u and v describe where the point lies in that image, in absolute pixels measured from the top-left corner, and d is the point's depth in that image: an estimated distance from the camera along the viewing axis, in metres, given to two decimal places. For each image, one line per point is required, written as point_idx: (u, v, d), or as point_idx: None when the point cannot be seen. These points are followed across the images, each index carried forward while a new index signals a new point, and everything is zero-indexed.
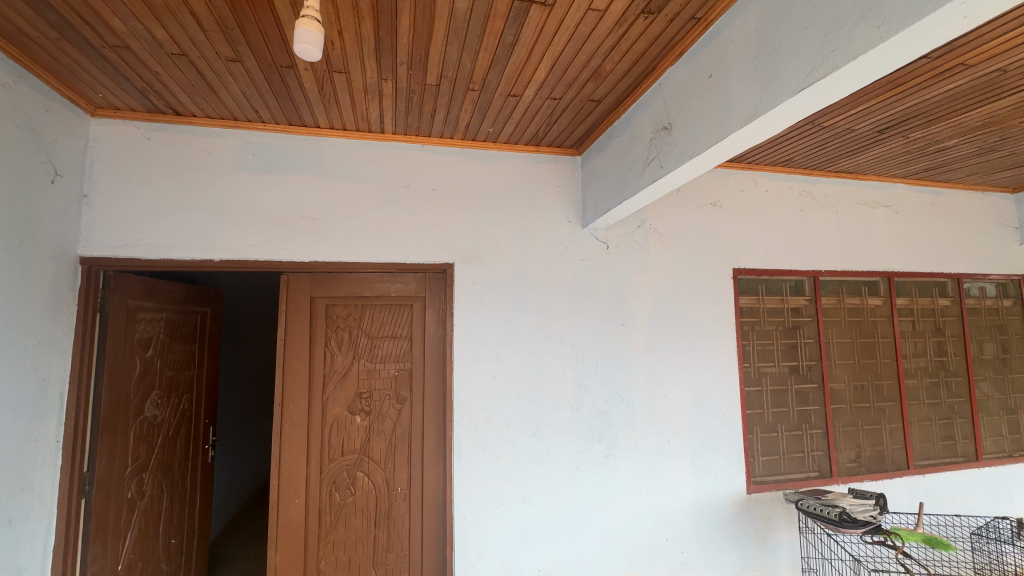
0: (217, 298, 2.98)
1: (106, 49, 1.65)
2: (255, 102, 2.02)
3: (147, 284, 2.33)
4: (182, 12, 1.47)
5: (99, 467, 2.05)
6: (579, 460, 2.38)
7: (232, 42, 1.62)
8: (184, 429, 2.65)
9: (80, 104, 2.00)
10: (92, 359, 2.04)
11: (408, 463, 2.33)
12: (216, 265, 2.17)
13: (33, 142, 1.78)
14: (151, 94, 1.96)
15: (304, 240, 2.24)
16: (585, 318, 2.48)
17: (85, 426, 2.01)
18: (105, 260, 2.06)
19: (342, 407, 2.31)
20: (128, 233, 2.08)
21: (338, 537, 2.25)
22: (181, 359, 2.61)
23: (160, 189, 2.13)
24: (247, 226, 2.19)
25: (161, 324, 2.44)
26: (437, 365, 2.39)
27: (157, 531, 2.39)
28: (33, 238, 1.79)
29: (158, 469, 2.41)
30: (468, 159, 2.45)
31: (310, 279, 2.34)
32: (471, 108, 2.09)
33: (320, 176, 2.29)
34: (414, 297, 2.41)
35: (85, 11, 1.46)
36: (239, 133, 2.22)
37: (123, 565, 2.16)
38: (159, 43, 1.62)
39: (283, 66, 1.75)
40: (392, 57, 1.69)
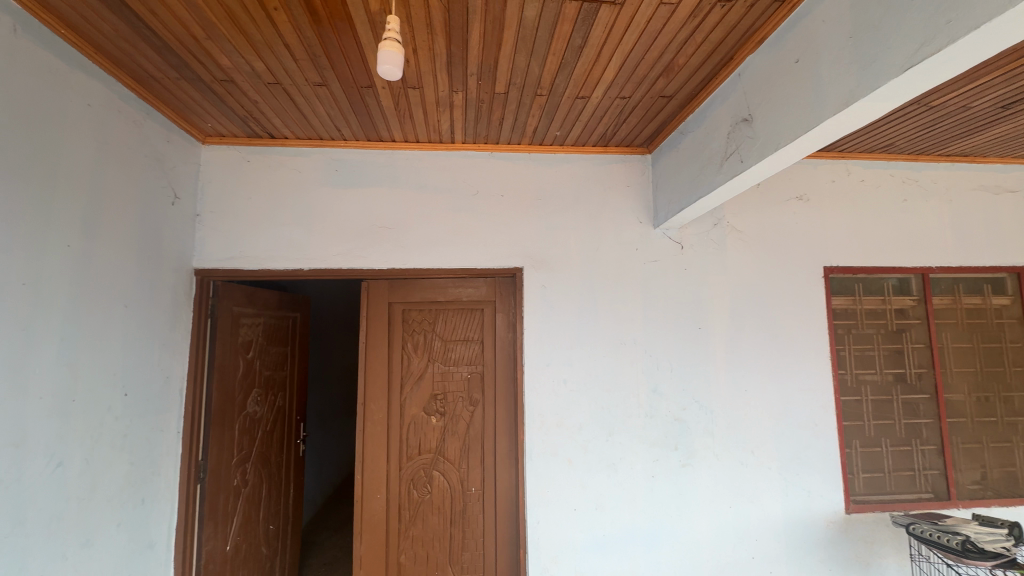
0: (306, 304, 3.23)
1: (215, 84, 1.86)
2: (338, 121, 2.17)
3: (248, 292, 2.58)
4: (277, 45, 1.61)
5: (211, 456, 2.29)
6: (654, 469, 2.30)
7: (319, 69, 1.75)
8: (280, 425, 2.89)
9: (193, 133, 2.26)
10: (204, 360, 2.29)
11: (482, 464, 2.38)
12: (306, 274, 2.35)
13: (156, 170, 2.03)
14: (250, 121, 2.17)
15: (382, 249, 2.36)
16: (659, 322, 2.40)
17: (200, 420, 2.26)
18: (214, 271, 2.31)
19: (419, 408, 2.40)
20: (232, 247, 2.32)
21: (417, 533, 2.34)
22: (277, 360, 2.86)
23: (258, 206, 2.35)
24: (332, 237, 2.36)
25: (260, 328, 2.69)
26: (508, 369, 2.42)
27: (258, 516, 2.63)
28: (157, 254, 2.04)
29: (258, 460, 2.65)
30: (536, 164, 2.47)
31: (388, 285, 2.47)
32: (538, 113, 2.10)
33: (396, 188, 2.41)
34: (485, 301, 2.46)
35: (199, 52, 1.66)
36: (324, 151, 2.40)
37: (231, 545, 2.40)
38: (258, 75, 1.79)
39: (363, 86, 1.87)
40: (463, 69, 1.74)
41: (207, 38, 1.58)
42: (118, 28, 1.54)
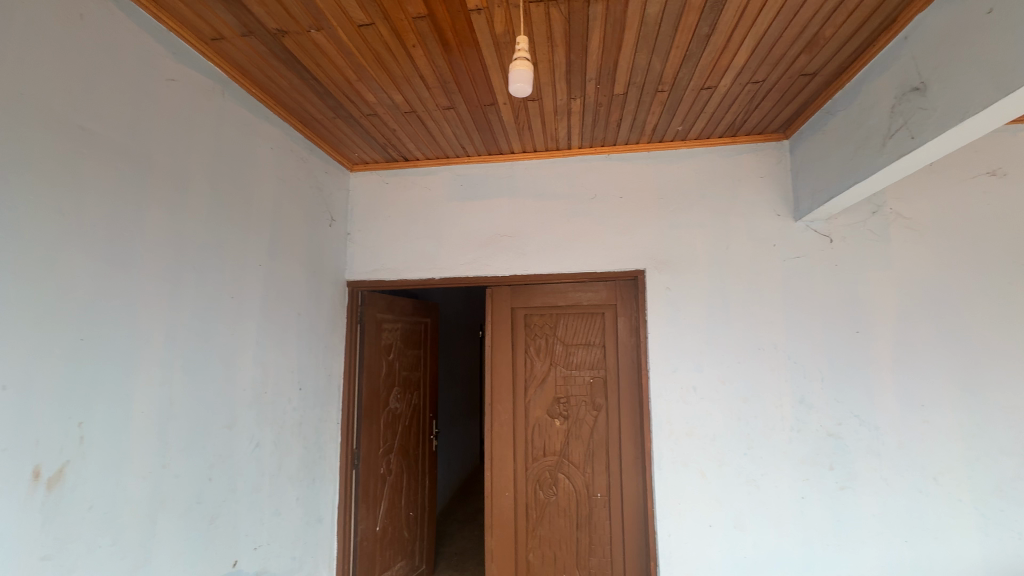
0: (435, 310, 3.50)
1: (363, 118, 2.12)
2: (463, 139, 2.33)
3: (388, 300, 2.88)
4: (413, 78, 1.79)
5: (363, 446, 2.60)
6: (804, 489, 2.06)
7: (449, 94, 1.91)
8: (416, 421, 3.17)
9: (344, 163, 2.60)
10: (356, 360, 2.61)
11: (607, 470, 2.35)
12: (437, 282, 2.56)
13: (318, 197, 2.38)
14: (389, 147, 2.43)
15: (505, 256, 2.47)
16: (805, 325, 2.15)
17: (354, 413, 2.57)
18: (362, 282, 2.62)
19: (543, 410, 2.45)
20: (376, 260, 2.61)
21: (544, 533, 2.38)
22: (412, 361, 3.14)
23: (396, 222, 2.61)
24: (459, 247, 2.53)
25: (398, 332, 2.98)
26: (632, 373, 2.36)
27: (400, 503, 2.90)
28: (320, 269, 2.38)
29: (400, 452, 2.94)
30: (656, 162, 2.39)
31: (510, 290, 2.56)
32: (659, 110, 2.03)
33: (516, 197, 2.51)
34: (606, 305, 2.44)
35: (351, 93, 1.91)
36: (451, 168, 2.59)
37: (380, 527, 2.69)
38: (397, 106, 2.01)
39: (486, 104, 1.99)
40: (582, 76, 1.76)
41: (357, 80, 1.81)
42: (292, 81, 1.83)
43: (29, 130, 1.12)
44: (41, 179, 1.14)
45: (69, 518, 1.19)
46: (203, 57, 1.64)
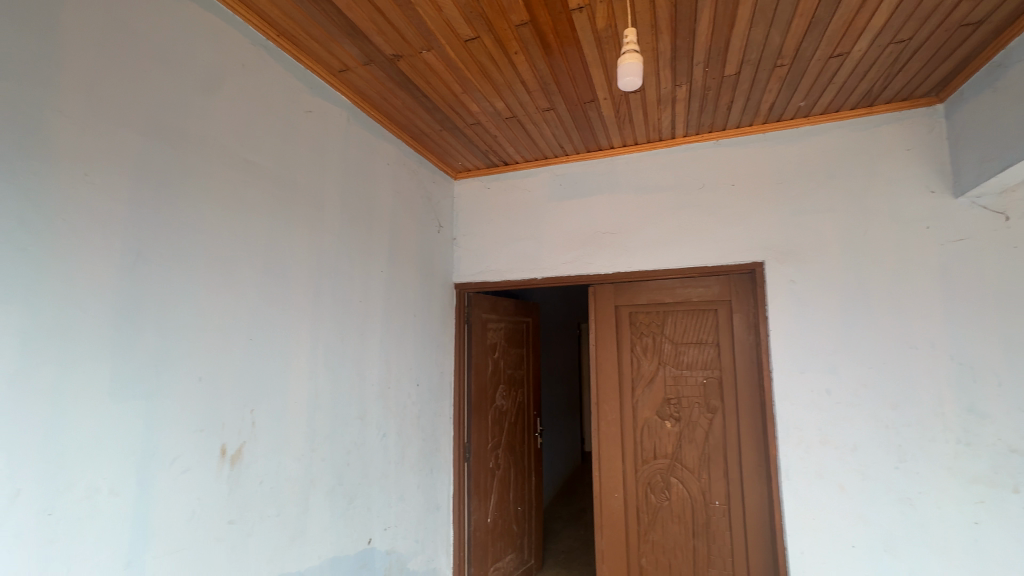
0: (536, 309, 3.56)
1: (466, 128, 2.22)
2: (562, 139, 2.35)
3: (492, 300, 2.98)
4: (515, 84, 1.84)
5: (474, 440, 2.72)
6: (977, 513, 1.76)
7: (549, 95, 1.93)
8: (521, 418, 3.25)
9: (449, 172, 2.75)
10: (465, 359, 2.74)
11: (726, 477, 2.21)
12: (540, 282, 2.59)
13: (428, 206, 2.54)
14: (491, 153, 2.53)
15: (607, 254, 2.43)
16: (973, 320, 1.83)
17: (464, 409, 2.71)
18: (468, 284, 2.74)
19: (652, 411, 2.37)
20: (481, 262, 2.72)
21: (657, 539, 2.30)
22: (516, 359, 3.22)
23: (499, 225, 2.70)
24: (561, 247, 2.54)
25: (502, 331, 3.08)
26: (751, 374, 2.19)
27: (509, 497, 2.99)
28: (432, 273, 2.54)
29: (507, 447, 3.03)
30: (773, 144, 2.19)
31: (614, 288, 2.52)
32: (777, 87, 1.86)
33: (617, 193, 2.46)
34: (719, 301, 2.29)
35: (456, 104, 2.01)
36: (550, 169, 2.62)
37: (491, 519, 2.79)
38: (498, 113, 2.08)
39: (586, 101, 1.98)
40: (689, 60, 1.68)
41: (462, 92, 1.91)
42: (404, 100, 1.98)
43: (209, 165, 1.35)
44: (219, 205, 1.37)
45: (247, 490, 1.41)
46: (331, 87, 1.84)
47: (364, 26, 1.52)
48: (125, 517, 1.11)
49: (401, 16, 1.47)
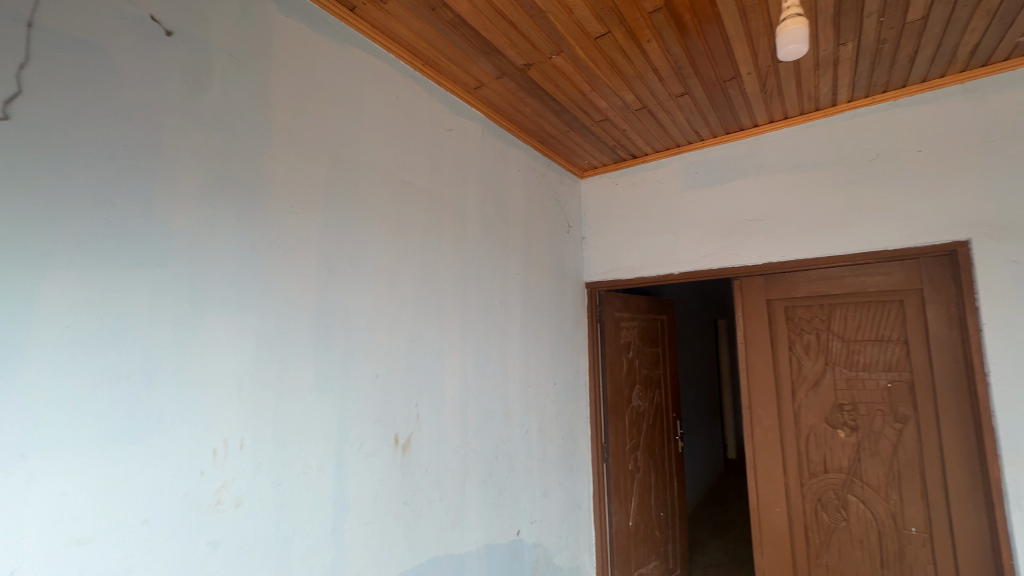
0: (671, 306, 3.38)
1: (594, 125, 2.21)
2: (697, 123, 2.20)
3: (624, 298, 2.91)
4: (647, 73, 1.78)
5: (611, 441, 2.68)
6: None
7: (684, 79, 1.82)
8: (659, 419, 3.12)
9: (575, 171, 2.75)
10: (599, 358, 2.71)
11: (925, 499, 1.86)
12: (678, 277, 2.46)
13: (558, 207, 2.57)
14: (618, 148, 2.47)
15: (756, 243, 2.22)
16: None
17: (601, 408, 2.68)
18: (600, 283, 2.71)
19: (819, 419, 2.09)
20: (612, 260, 2.67)
21: (833, 564, 2.02)
22: (651, 358, 3.10)
23: (630, 221, 2.63)
24: (699, 239, 2.38)
25: (636, 329, 2.99)
26: (955, 378, 1.82)
27: (650, 501, 2.89)
28: (564, 273, 2.56)
29: (646, 450, 2.93)
30: (976, 96, 1.79)
31: (764, 281, 2.28)
32: (983, 24, 1.52)
33: (765, 175, 2.23)
34: (905, 290, 1.94)
35: (585, 103, 2.01)
36: (683, 157, 2.48)
37: (633, 522, 2.72)
38: (628, 105, 2.02)
39: (726, 80, 1.83)
40: (858, 14, 1.45)
41: (591, 90, 1.90)
42: (534, 107, 2.04)
43: (375, 188, 1.54)
44: (384, 222, 1.55)
45: (416, 476, 1.57)
46: (468, 104, 1.97)
47: (498, 42, 1.59)
48: (329, 492, 1.31)
49: (533, 26, 1.52)
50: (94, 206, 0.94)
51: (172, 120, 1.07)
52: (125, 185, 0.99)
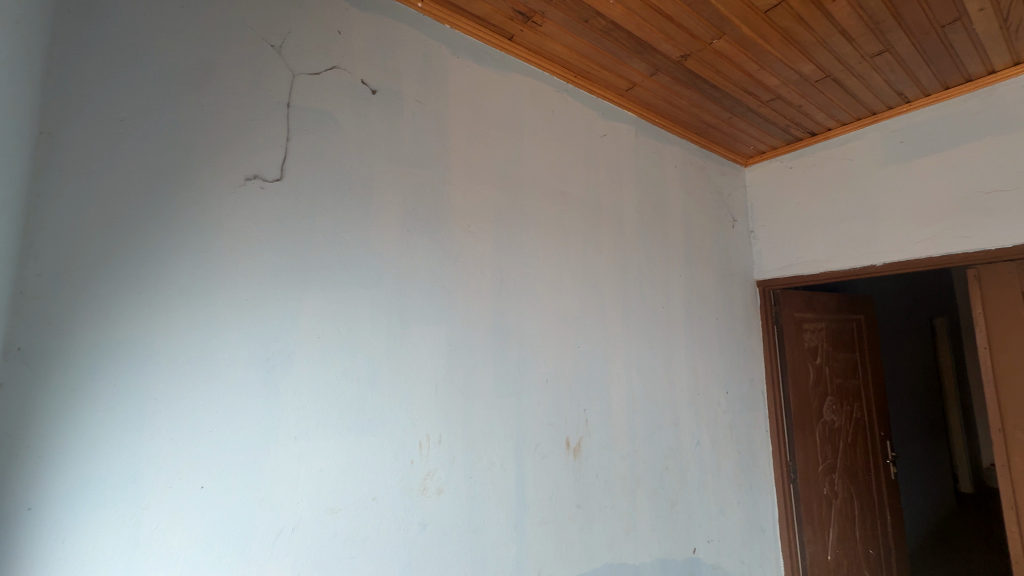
0: (869, 304, 2.85)
1: (762, 106, 1.99)
2: (901, 83, 1.83)
3: (806, 297, 2.54)
4: (832, 36, 1.55)
5: (799, 459, 2.35)
6: None
7: (883, 34, 1.54)
8: (861, 438, 2.64)
9: (738, 159, 2.51)
10: (778, 365, 2.41)
11: None
12: (881, 270, 2.07)
13: (720, 201, 2.37)
14: (792, 127, 2.19)
15: (999, 221, 1.77)
16: None
17: (784, 422, 2.38)
18: (774, 281, 2.41)
19: None
20: (790, 254, 2.36)
21: None
22: (846, 366, 2.65)
23: (811, 208, 2.31)
24: (910, 223, 1.99)
25: (823, 333, 2.59)
26: None
27: (854, 535, 2.45)
28: (730, 272, 2.35)
29: (845, 473, 2.51)
30: None
31: (1015, 268, 1.79)
32: None
33: (1007, 134, 1.77)
34: None
35: (751, 85, 1.83)
36: (881, 126, 2.10)
37: (832, 557, 2.34)
38: (805, 77, 1.78)
39: (945, 24, 1.49)
40: None
41: (760, 69, 1.72)
42: (691, 98, 1.93)
43: (538, 202, 1.61)
44: (547, 233, 1.62)
45: (587, 481, 1.59)
46: (619, 107, 1.95)
47: (653, 39, 1.55)
48: (510, 489, 1.40)
49: (691, 14, 1.44)
50: (329, 240, 1.17)
51: (379, 162, 1.28)
52: (349, 220, 1.21)
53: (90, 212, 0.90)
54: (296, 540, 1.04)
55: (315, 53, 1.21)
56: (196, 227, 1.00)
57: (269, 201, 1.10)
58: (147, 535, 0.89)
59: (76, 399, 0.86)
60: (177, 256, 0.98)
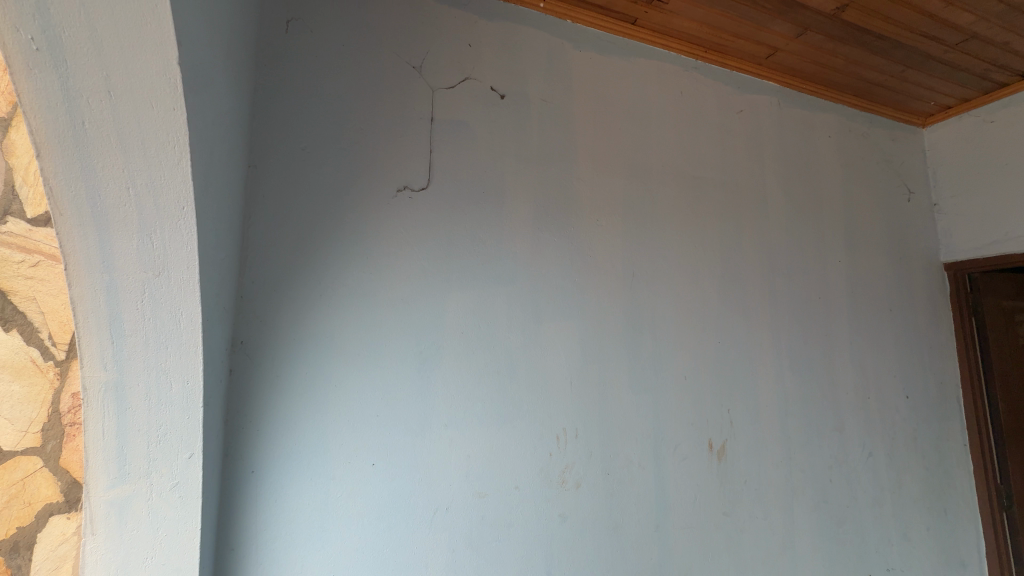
0: None
1: (949, 51, 1.65)
2: None
3: (1018, 281, 2.05)
4: None
5: (1016, 483, 1.88)
6: None
7: None
8: None
9: (912, 120, 2.11)
10: (979, 365, 1.97)
11: None
12: None
13: (890, 171, 2.01)
14: (993, 71, 1.77)
15: None
16: None
17: (990, 436, 1.93)
18: (971, 262, 1.98)
19: None
20: (994, 229, 1.93)
21: None
22: None
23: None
24: None
25: None
26: None
27: None
28: (908, 255, 1.98)
29: None
30: None
31: None
32: None
33: None
34: None
35: (933, 28, 1.52)
36: None
37: None
38: (1015, 6, 1.43)
39: None
40: None
41: (946, 6, 1.42)
42: (850, 56, 1.67)
43: (669, 189, 1.53)
44: (681, 222, 1.53)
45: (735, 487, 1.47)
46: (758, 77, 1.76)
47: None
48: (651, 489, 1.36)
49: None
50: (470, 242, 1.25)
51: (510, 164, 1.33)
52: (486, 221, 1.27)
53: (285, 229, 1.08)
54: (450, 518, 1.13)
55: (451, 68, 1.30)
56: (361, 236, 1.14)
57: (418, 209, 1.21)
58: (333, 500, 1.04)
59: (280, 383, 1.03)
60: (346, 262, 1.12)
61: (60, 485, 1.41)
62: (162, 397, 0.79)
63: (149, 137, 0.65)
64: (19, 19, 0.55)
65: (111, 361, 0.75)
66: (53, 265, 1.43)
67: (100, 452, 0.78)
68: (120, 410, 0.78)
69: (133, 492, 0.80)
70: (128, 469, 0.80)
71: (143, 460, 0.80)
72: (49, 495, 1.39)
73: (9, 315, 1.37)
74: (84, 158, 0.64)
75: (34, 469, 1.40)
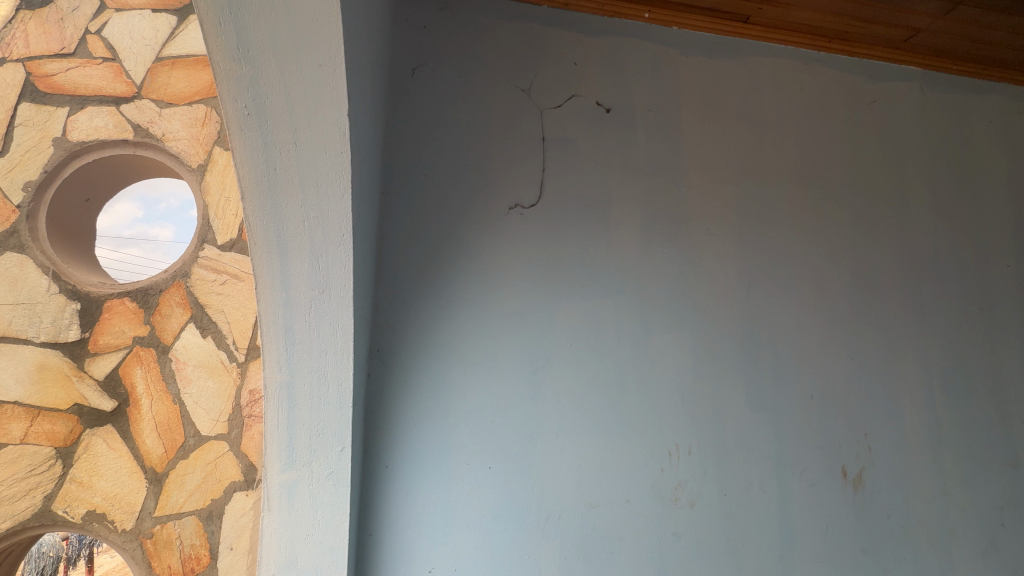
0: None
1: None
2: None
3: None
4: None
5: None
6: None
7: None
8: None
9: None
10: None
11: None
12: None
13: None
14: None
15: None
16: None
17: None
18: None
19: None
20: None
21: None
22: None
23: None
24: None
25: None
26: None
27: None
28: None
29: None
30: None
31: None
32: None
33: None
34: None
35: None
36: None
37: None
38: None
39: None
40: None
41: None
42: (1016, 27, 1.43)
43: (789, 193, 1.43)
44: (803, 227, 1.42)
45: (876, 522, 1.31)
46: (894, 63, 1.58)
47: None
48: (774, 515, 1.26)
49: None
50: (578, 255, 1.28)
51: (617, 177, 1.33)
52: (593, 235, 1.29)
53: (413, 249, 1.20)
54: (562, 525, 1.15)
55: (557, 88, 1.35)
56: (477, 253, 1.23)
57: (528, 224, 1.26)
58: (454, 498, 1.12)
59: (409, 388, 1.14)
60: (464, 277, 1.21)
61: (241, 467, 1.94)
62: (322, 395, 0.92)
63: (320, 176, 0.77)
64: (237, 92, 0.70)
65: (285, 364, 0.89)
66: (234, 283, 2.04)
67: (275, 440, 0.92)
68: (290, 407, 0.91)
69: (298, 477, 0.93)
70: (294, 457, 0.93)
71: (306, 451, 0.93)
72: (234, 474, 1.93)
73: (207, 324, 1.99)
74: (272, 196, 0.77)
75: (222, 452, 1.93)
